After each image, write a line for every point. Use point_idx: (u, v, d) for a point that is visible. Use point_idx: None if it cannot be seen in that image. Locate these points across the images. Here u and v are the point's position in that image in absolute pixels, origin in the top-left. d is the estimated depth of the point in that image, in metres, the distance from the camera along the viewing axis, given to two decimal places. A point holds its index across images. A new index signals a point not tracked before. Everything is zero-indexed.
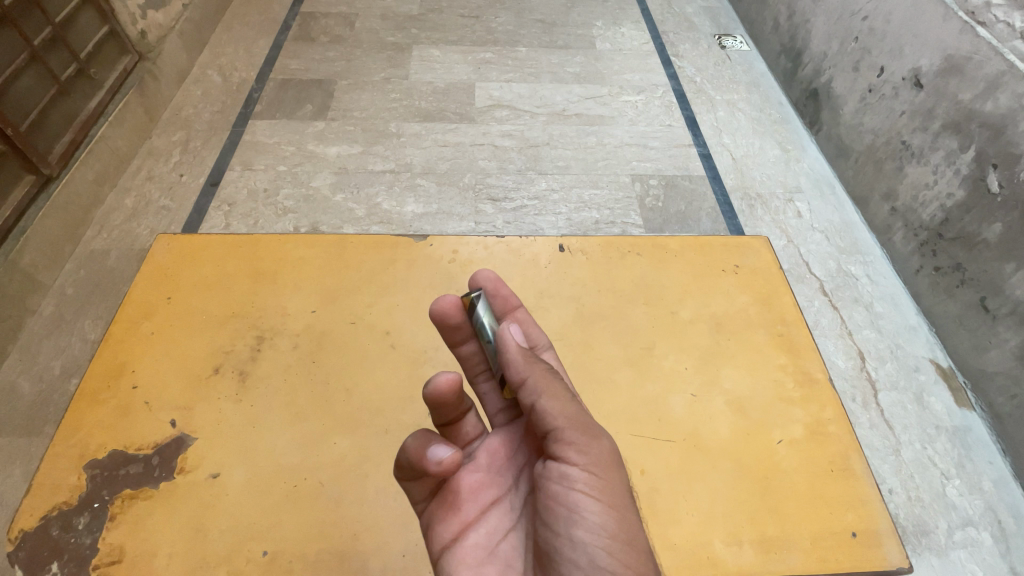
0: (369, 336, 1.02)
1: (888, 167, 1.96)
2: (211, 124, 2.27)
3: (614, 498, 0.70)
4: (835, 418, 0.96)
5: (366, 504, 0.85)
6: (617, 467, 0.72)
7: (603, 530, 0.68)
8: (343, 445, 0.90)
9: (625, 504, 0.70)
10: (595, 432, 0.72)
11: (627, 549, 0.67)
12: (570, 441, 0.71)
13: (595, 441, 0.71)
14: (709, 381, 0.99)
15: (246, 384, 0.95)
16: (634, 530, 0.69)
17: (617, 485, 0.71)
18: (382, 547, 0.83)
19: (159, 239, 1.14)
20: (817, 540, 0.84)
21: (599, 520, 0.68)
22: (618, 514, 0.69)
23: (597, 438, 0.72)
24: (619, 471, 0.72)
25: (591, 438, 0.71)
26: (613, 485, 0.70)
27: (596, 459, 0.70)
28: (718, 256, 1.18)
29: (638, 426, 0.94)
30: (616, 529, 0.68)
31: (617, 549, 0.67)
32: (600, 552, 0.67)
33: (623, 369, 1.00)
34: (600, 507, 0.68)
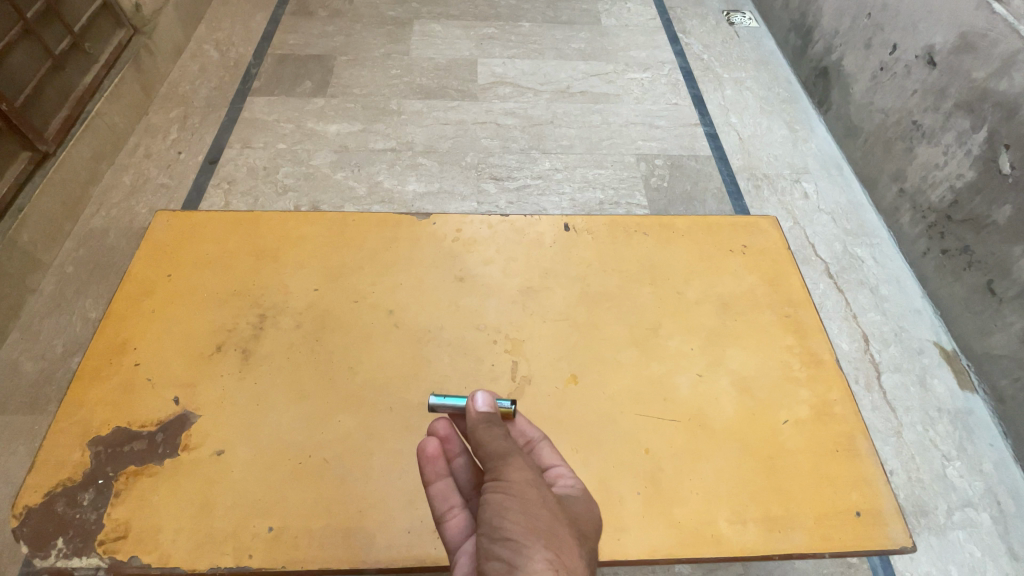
0: (372, 315, 1.01)
1: (898, 148, 1.92)
2: (209, 100, 2.23)
3: (515, 484, 0.65)
4: (841, 399, 0.96)
5: (371, 481, 0.84)
6: (526, 465, 0.67)
7: (494, 512, 0.63)
8: (347, 423, 0.89)
9: (530, 492, 0.64)
10: (506, 442, 0.70)
11: (524, 519, 0.61)
12: (479, 451, 0.70)
13: (503, 445, 0.69)
14: (715, 361, 0.99)
15: (250, 362, 0.95)
16: (533, 513, 0.62)
17: (520, 478, 0.65)
18: (384, 523, 0.81)
19: (160, 216, 1.13)
20: (821, 518, 0.85)
21: (496, 502, 0.64)
22: (516, 500, 0.63)
23: (506, 446, 0.69)
24: (526, 467, 0.67)
25: (501, 444, 0.69)
26: (517, 477, 0.65)
27: (498, 459, 0.68)
28: (725, 235, 1.16)
29: (644, 406, 0.93)
30: (508, 510, 0.62)
31: (512, 520, 0.61)
32: (498, 531, 0.61)
33: (629, 349, 0.99)
34: (499, 494, 0.64)
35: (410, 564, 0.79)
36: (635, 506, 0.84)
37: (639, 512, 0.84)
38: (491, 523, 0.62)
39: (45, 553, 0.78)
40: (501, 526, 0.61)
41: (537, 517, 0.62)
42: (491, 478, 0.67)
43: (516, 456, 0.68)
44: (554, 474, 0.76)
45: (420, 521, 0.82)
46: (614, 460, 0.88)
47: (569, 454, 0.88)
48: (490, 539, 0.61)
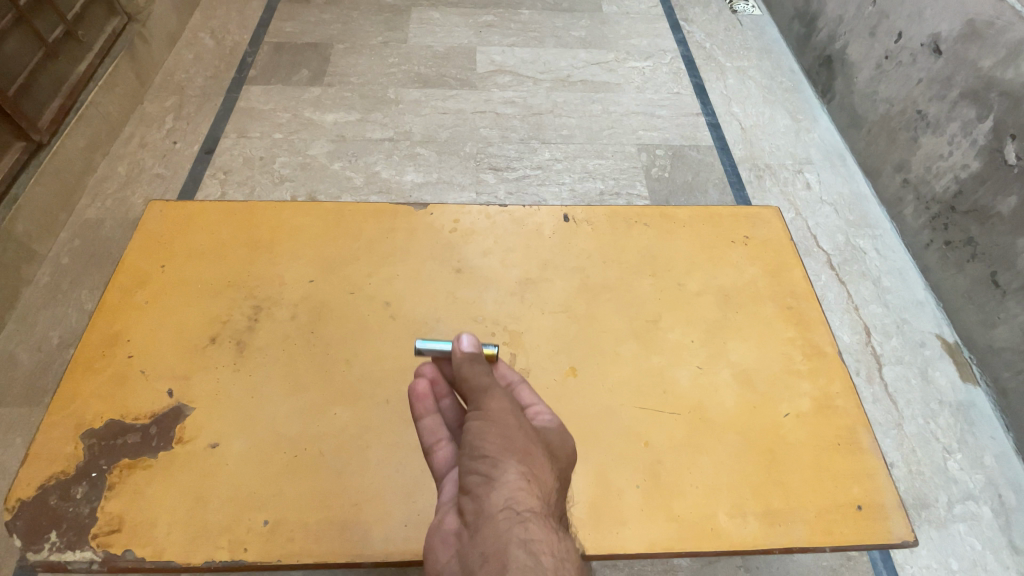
0: (369, 306, 1.00)
1: (902, 138, 1.90)
2: (205, 89, 2.20)
3: (495, 413, 0.73)
4: (843, 392, 0.95)
5: (367, 474, 0.83)
6: (505, 398, 0.75)
7: (475, 435, 0.71)
8: (344, 416, 0.88)
9: (508, 420, 0.72)
10: (489, 381, 0.77)
11: (502, 441, 0.70)
12: (462, 384, 0.78)
13: (485, 379, 0.77)
14: (717, 353, 0.97)
15: (244, 354, 0.93)
16: (510, 435, 0.71)
17: (499, 407, 0.74)
18: (381, 516, 0.80)
19: (153, 206, 1.12)
20: (822, 512, 0.84)
21: (477, 427, 0.72)
22: (494, 424, 0.71)
23: (488, 382, 0.77)
24: (506, 400, 0.75)
25: (483, 378, 0.77)
26: (498, 408, 0.73)
27: (480, 390, 0.76)
28: (727, 226, 1.14)
29: (643, 398, 0.92)
30: (487, 432, 0.70)
31: (491, 442, 0.70)
32: (478, 451, 0.69)
33: (629, 341, 0.98)
34: (480, 421, 0.72)
35: (407, 557, 0.78)
36: (634, 499, 0.83)
37: (639, 505, 0.83)
38: (473, 443, 0.71)
39: (39, 547, 0.77)
40: (481, 446, 0.70)
41: (513, 439, 0.70)
42: (472, 408, 0.75)
43: (497, 391, 0.76)
44: (532, 411, 0.79)
45: (418, 514, 0.81)
46: (613, 453, 0.87)
47: None
48: (470, 457, 0.70)
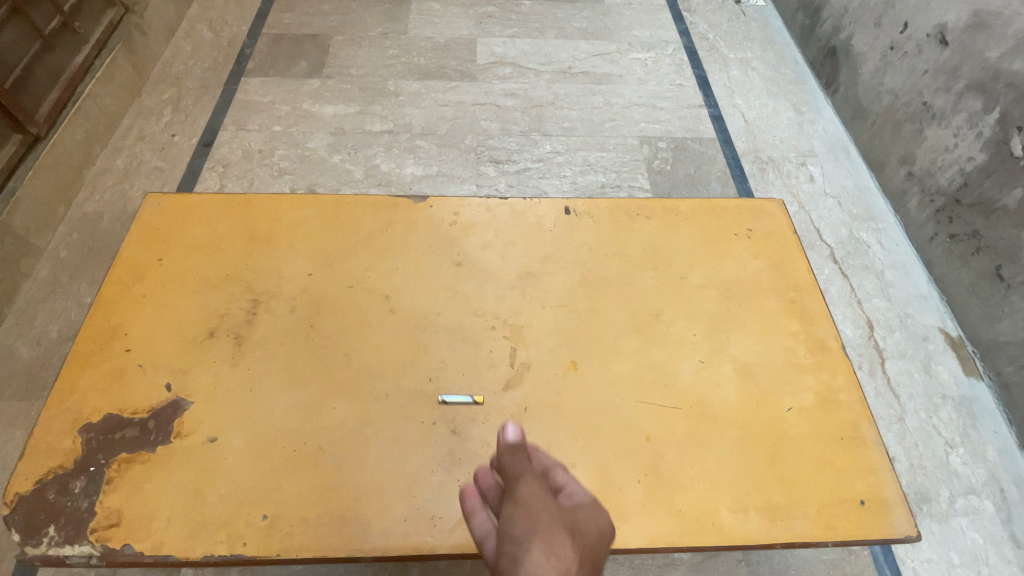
0: (367, 300, 0.99)
1: (907, 130, 1.87)
2: (203, 81, 2.18)
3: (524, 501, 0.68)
4: (846, 386, 0.94)
5: (367, 469, 0.83)
6: (537, 483, 0.71)
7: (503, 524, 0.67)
8: (343, 410, 0.87)
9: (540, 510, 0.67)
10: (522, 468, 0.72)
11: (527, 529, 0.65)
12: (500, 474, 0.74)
13: (521, 467, 0.73)
14: (719, 347, 0.96)
15: (242, 349, 0.93)
16: (536, 520, 0.66)
17: (528, 493, 0.69)
18: (380, 511, 0.80)
19: (150, 199, 1.11)
20: (824, 507, 0.83)
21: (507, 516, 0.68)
22: (523, 510, 0.67)
23: (522, 468, 0.72)
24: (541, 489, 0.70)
25: (519, 465, 0.73)
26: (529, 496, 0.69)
27: (511, 474, 0.72)
28: (730, 219, 1.13)
29: (644, 392, 0.91)
30: (514, 519, 0.66)
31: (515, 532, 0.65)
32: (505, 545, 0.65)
33: (630, 335, 0.97)
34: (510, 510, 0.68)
35: (406, 552, 0.77)
36: (635, 494, 0.82)
37: (640, 500, 0.82)
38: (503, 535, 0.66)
39: (37, 541, 0.77)
40: (508, 534, 0.65)
41: (537, 523, 0.65)
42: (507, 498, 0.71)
43: (529, 478, 0.71)
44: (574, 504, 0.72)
45: (417, 509, 0.80)
46: (614, 448, 0.86)
47: (569, 442, 0.86)
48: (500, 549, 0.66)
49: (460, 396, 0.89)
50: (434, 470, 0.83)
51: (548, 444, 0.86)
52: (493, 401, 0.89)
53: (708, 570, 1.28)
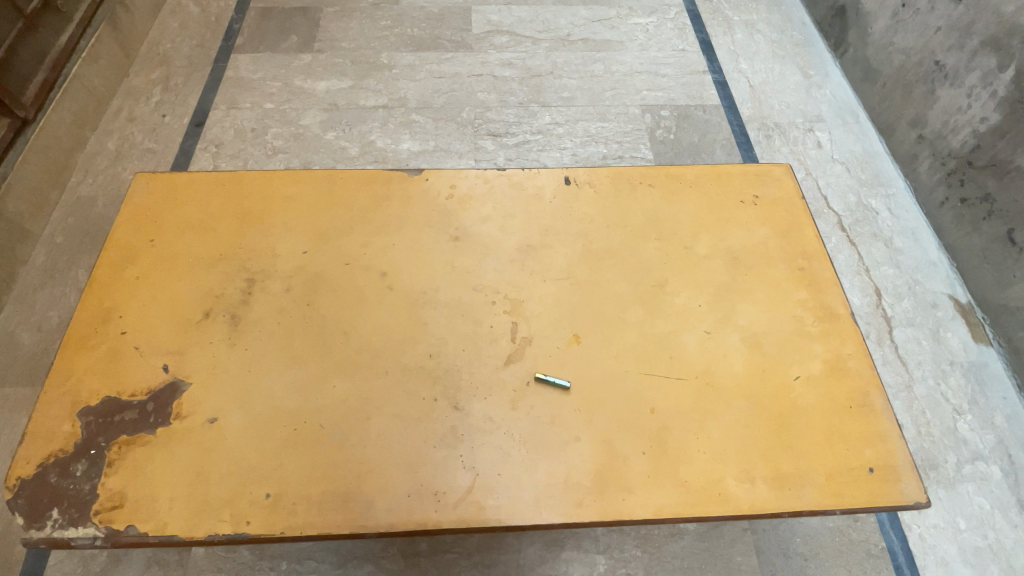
0: (365, 277, 0.96)
1: (918, 91, 1.81)
2: (191, 59, 2.12)
3: None
4: (855, 353, 0.92)
5: (370, 445, 0.81)
6: None
7: None
8: (344, 388, 0.85)
9: None
10: None
11: None
12: None
13: None
14: (724, 317, 0.94)
15: (239, 328, 0.91)
16: None
17: None
18: (382, 488, 0.79)
19: (139, 178, 1.09)
20: (832, 475, 0.82)
21: None
22: None
23: None
24: None
25: None
26: None
27: None
28: (736, 186, 1.10)
29: (649, 365, 0.89)
30: None
31: None
32: None
33: (634, 307, 0.95)
34: None
35: (410, 527, 0.76)
36: (640, 466, 0.81)
37: (645, 471, 0.81)
38: None
39: (41, 524, 0.77)
40: None
41: None
42: None
43: None
44: None
45: (420, 485, 0.79)
46: (619, 420, 0.84)
47: (574, 414, 0.85)
48: None
49: (462, 371, 0.87)
50: (438, 446, 0.82)
51: (553, 416, 0.84)
52: (496, 376, 0.87)
53: (714, 539, 1.29)
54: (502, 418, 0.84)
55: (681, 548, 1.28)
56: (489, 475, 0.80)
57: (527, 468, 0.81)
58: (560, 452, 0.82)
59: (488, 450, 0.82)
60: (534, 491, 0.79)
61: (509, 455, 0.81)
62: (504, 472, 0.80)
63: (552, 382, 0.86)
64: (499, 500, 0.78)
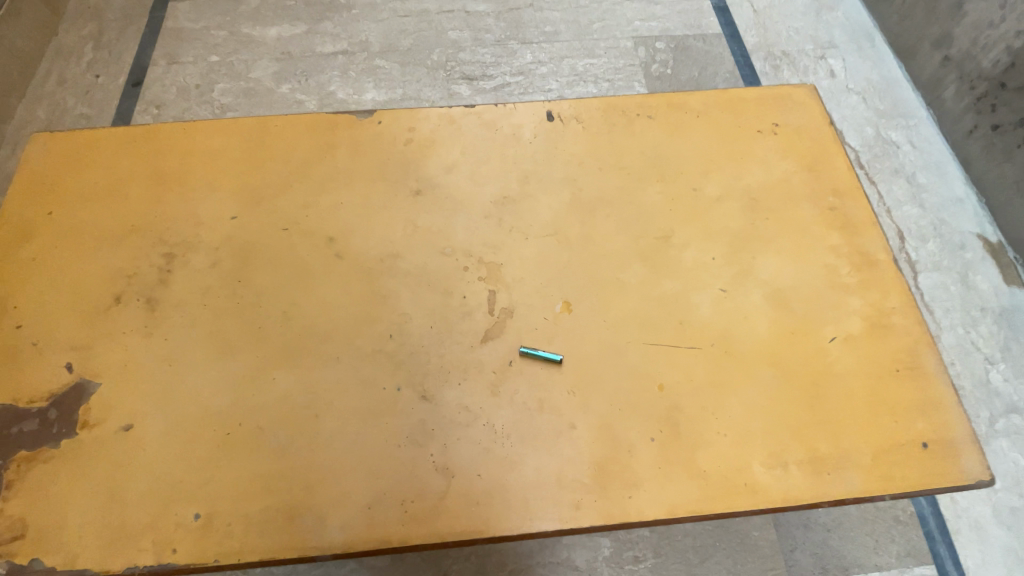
0: (306, 243, 0.78)
1: (943, 6, 1.60)
2: (124, 10, 1.87)
3: None
4: (900, 307, 0.77)
5: (318, 449, 0.66)
6: None
7: None
8: (285, 380, 0.70)
9: None
10: None
11: None
12: None
13: None
14: (744, 271, 0.78)
15: (158, 314, 0.75)
16: None
17: None
18: (335, 501, 0.64)
19: (34, 139, 0.90)
20: (879, 454, 0.69)
21: None
22: None
23: None
24: None
25: None
26: None
27: None
28: (752, 113, 0.92)
29: (655, 333, 0.74)
30: None
31: None
32: None
33: (634, 265, 0.78)
34: None
35: (372, 546, 0.62)
36: (650, 457, 0.67)
37: (655, 462, 0.67)
38: None
39: None
40: None
41: None
42: None
43: None
44: None
45: (382, 496, 0.64)
46: (622, 402, 0.69)
47: (567, 399, 0.69)
48: None
49: (430, 353, 0.72)
50: (403, 446, 0.66)
51: (541, 403, 0.69)
52: (471, 357, 0.71)
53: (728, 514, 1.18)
54: (481, 407, 0.69)
55: (692, 525, 1.17)
56: (466, 478, 0.65)
57: (512, 466, 0.66)
58: (553, 446, 0.67)
59: (465, 447, 0.67)
60: (522, 494, 0.65)
61: (490, 452, 0.67)
62: (484, 472, 0.66)
63: (541, 360, 0.71)
64: (480, 507, 0.64)
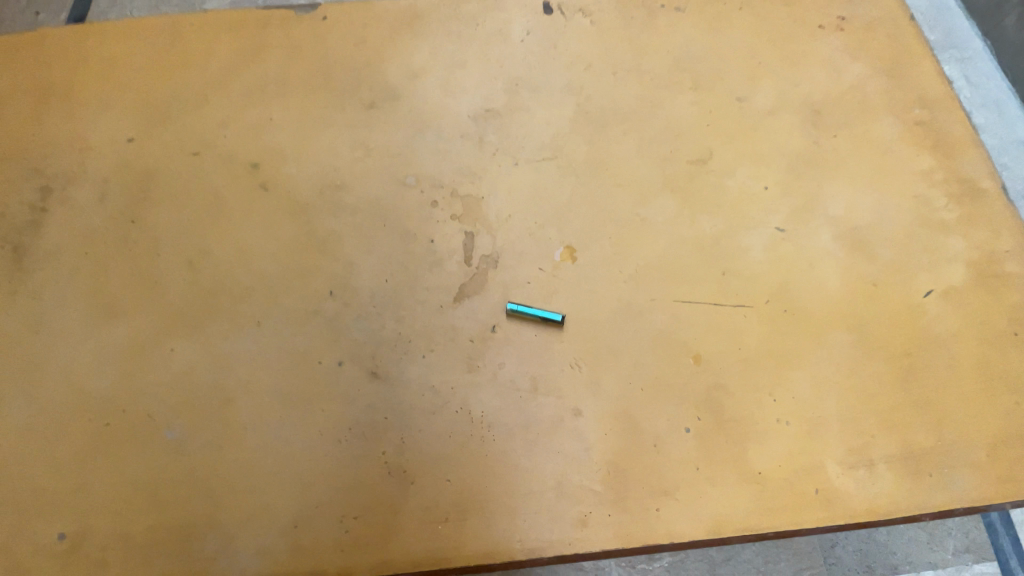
0: (223, 173, 0.59)
1: None
2: None
3: None
4: (1016, 250, 0.57)
5: (228, 446, 0.48)
6: None
7: None
8: (187, 354, 0.51)
9: None
10: None
11: None
12: None
13: None
14: (806, 204, 0.59)
15: (25, 266, 0.56)
16: None
17: None
18: (249, 518, 0.46)
19: None
20: (994, 448, 0.50)
21: None
22: None
23: None
24: None
25: None
26: None
27: None
28: (813, 3, 0.70)
29: (691, 288, 0.54)
30: None
31: None
32: None
33: (661, 199, 0.58)
34: None
35: None
36: (685, 454, 0.49)
37: (692, 460, 0.48)
38: None
39: None
40: None
41: None
42: None
43: None
44: None
45: (316, 509, 0.47)
46: (646, 381, 0.51)
47: (571, 377, 0.51)
48: None
49: (385, 316, 0.53)
50: (345, 441, 0.48)
51: (536, 382, 0.51)
52: (441, 321, 0.53)
53: None
54: (453, 387, 0.50)
55: None
56: (430, 485, 0.48)
57: (495, 469, 0.48)
58: (551, 442, 0.49)
59: (430, 443, 0.49)
60: (510, 507, 0.47)
61: (465, 449, 0.49)
62: (457, 477, 0.48)
63: (536, 325, 0.52)
64: (450, 526, 0.47)
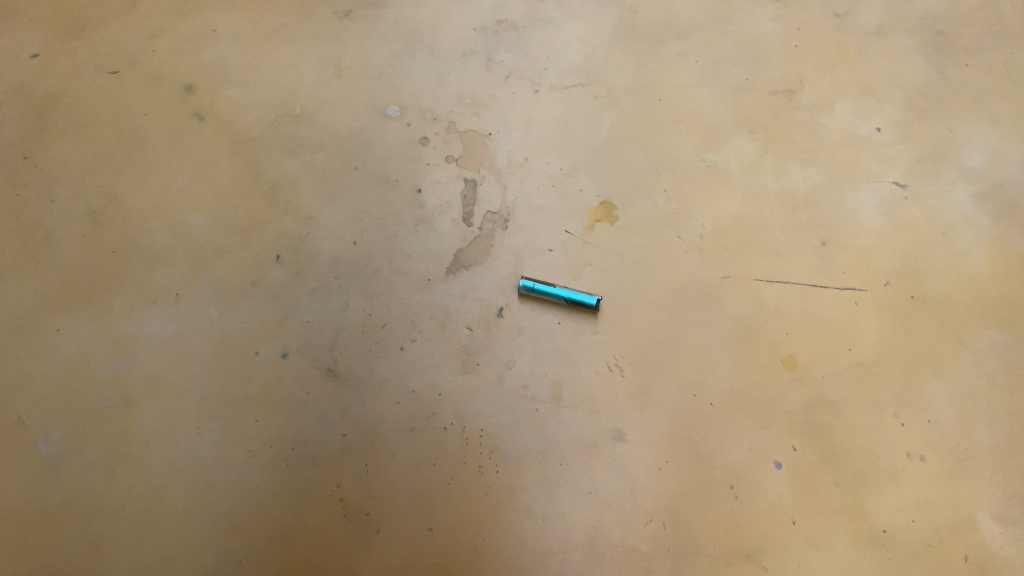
0: (139, 93, 0.43)
1: None
2: None
3: None
4: None
5: (130, 465, 0.35)
6: None
7: None
8: (79, 337, 0.37)
9: None
10: None
11: None
12: None
13: None
14: (932, 154, 0.43)
15: None
16: None
17: None
18: (149, 568, 0.34)
19: None
20: None
21: None
22: None
23: None
24: None
25: None
26: None
27: None
28: None
29: (784, 264, 0.40)
30: None
31: None
32: None
33: (732, 143, 0.42)
34: None
35: None
36: (783, 499, 0.36)
37: (787, 509, 0.35)
38: None
39: None
40: None
41: None
42: None
43: None
44: None
45: (238, 564, 0.34)
46: (727, 393, 0.37)
47: (608, 383, 0.37)
48: None
49: (352, 293, 0.38)
50: (284, 466, 0.35)
51: (559, 391, 0.37)
52: (428, 301, 0.38)
53: None
54: (440, 394, 0.37)
55: None
56: (402, 533, 0.35)
57: (498, 512, 0.35)
58: (579, 476, 0.36)
59: (404, 473, 0.36)
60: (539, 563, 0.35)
61: (454, 484, 0.35)
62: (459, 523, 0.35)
63: (559, 310, 0.38)
64: None
